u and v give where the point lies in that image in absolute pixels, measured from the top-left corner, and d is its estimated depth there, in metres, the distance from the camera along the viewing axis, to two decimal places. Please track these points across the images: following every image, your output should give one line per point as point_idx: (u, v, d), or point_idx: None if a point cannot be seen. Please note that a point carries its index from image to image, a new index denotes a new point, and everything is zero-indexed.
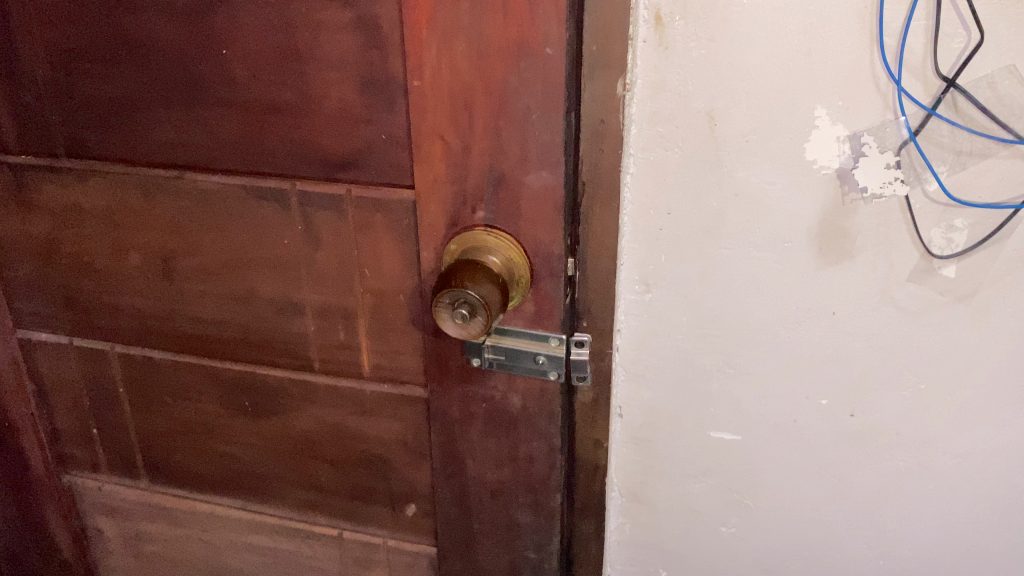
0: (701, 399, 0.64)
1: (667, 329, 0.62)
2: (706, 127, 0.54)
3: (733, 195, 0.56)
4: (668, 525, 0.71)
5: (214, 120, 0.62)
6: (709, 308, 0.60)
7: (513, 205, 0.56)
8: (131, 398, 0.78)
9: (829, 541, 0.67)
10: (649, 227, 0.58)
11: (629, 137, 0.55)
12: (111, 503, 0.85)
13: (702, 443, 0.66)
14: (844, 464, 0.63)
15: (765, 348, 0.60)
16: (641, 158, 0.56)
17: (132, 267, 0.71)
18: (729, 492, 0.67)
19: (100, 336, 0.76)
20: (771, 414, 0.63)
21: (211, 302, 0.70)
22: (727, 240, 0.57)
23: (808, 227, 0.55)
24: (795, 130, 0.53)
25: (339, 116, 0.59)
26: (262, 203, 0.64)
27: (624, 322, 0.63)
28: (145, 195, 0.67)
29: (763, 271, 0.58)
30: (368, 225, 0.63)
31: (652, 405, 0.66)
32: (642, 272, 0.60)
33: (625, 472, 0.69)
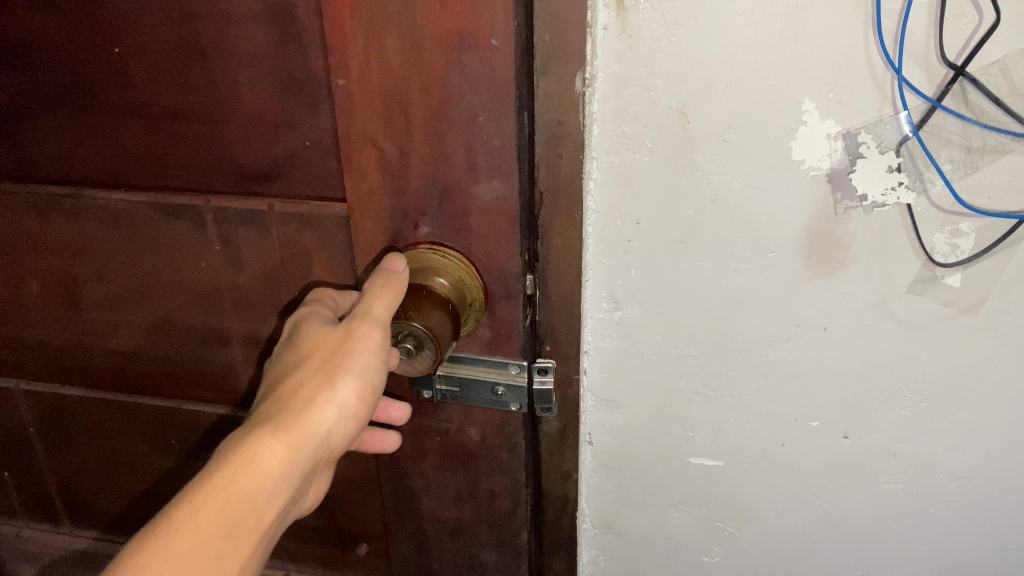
0: (679, 423, 0.58)
1: (640, 349, 0.55)
2: (677, 124, 0.47)
3: (712, 202, 0.49)
4: (645, 556, 0.66)
5: (111, 128, 0.53)
6: (685, 325, 0.54)
7: (461, 220, 0.50)
8: (43, 438, 0.69)
9: (819, 567, 0.62)
10: (616, 239, 0.52)
11: (592, 138, 0.48)
12: (31, 550, 0.77)
13: (681, 471, 0.60)
14: (837, 488, 0.58)
15: (749, 367, 0.54)
16: (606, 162, 0.49)
17: (32, 296, 0.62)
18: (711, 520, 0.62)
19: (4, 372, 0.67)
20: (755, 437, 0.57)
21: (125, 333, 0.62)
22: (705, 250, 0.51)
23: (795, 236, 0.49)
24: (780, 128, 0.46)
25: (256, 120, 0.51)
26: (173, 222, 0.56)
27: (592, 341, 0.56)
28: (38, 216, 0.58)
29: (745, 284, 0.51)
30: (297, 244, 0.55)
31: (625, 431, 0.60)
32: (610, 288, 0.54)
33: (598, 503, 0.64)
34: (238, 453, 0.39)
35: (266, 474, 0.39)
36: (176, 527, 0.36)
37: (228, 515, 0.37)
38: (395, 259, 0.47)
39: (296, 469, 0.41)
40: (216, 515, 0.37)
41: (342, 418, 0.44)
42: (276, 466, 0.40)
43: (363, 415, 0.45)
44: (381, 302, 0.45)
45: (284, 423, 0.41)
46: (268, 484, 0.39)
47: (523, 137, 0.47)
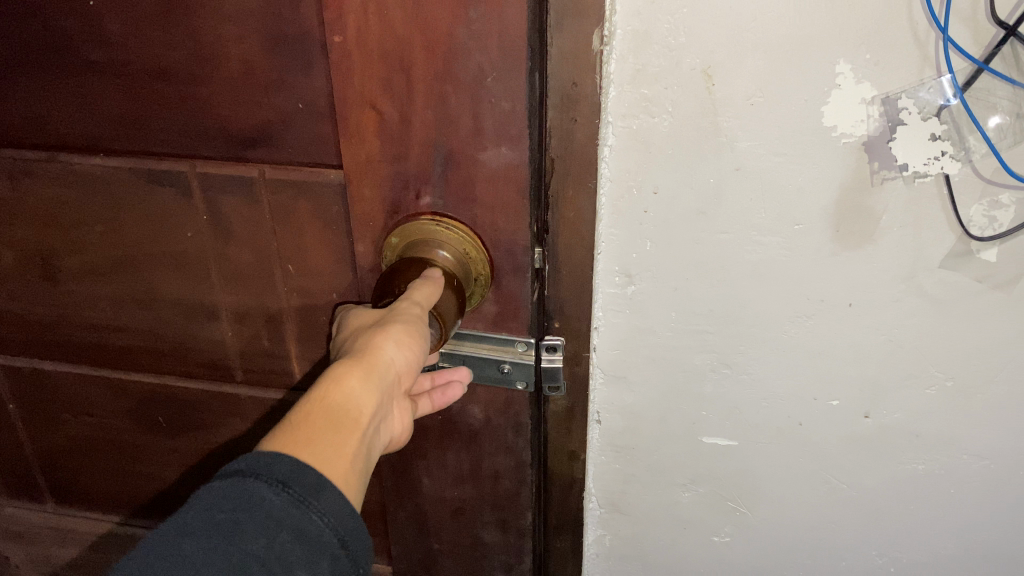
0: (693, 402, 0.56)
1: (653, 325, 0.53)
2: (701, 86, 0.43)
3: (735, 170, 0.46)
4: (652, 535, 0.64)
5: (88, 89, 0.50)
6: (702, 300, 0.51)
7: (466, 189, 0.47)
8: (24, 415, 0.66)
9: (833, 546, 0.61)
10: (631, 209, 0.48)
11: (608, 101, 0.45)
12: (14, 529, 0.74)
13: (693, 449, 0.58)
14: (855, 468, 0.56)
15: (767, 344, 0.52)
16: (622, 127, 0.46)
17: (7, 268, 0.58)
18: (723, 500, 0.60)
19: None
20: (772, 416, 0.55)
21: (107, 307, 0.58)
22: (727, 222, 0.48)
23: (823, 207, 0.46)
24: (811, 92, 0.42)
25: (244, 80, 0.47)
26: (157, 188, 0.52)
27: (603, 317, 0.53)
28: (12, 181, 0.54)
29: (768, 258, 0.48)
30: (289, 213, 0.51)
31: (634, 409, 0.57)
32: (623, 262, 0.50)
33: (604, 483, 0.61)
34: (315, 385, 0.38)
35: (347, 403, 0.39)
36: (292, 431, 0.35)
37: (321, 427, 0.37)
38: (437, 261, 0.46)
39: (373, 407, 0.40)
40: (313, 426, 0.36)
41: (403, 359, 0.42)
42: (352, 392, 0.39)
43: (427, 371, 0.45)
44: (425, 289, 0.44)
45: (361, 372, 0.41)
46: (349, 406, 0.39)
47: (534, 99, 0.44)
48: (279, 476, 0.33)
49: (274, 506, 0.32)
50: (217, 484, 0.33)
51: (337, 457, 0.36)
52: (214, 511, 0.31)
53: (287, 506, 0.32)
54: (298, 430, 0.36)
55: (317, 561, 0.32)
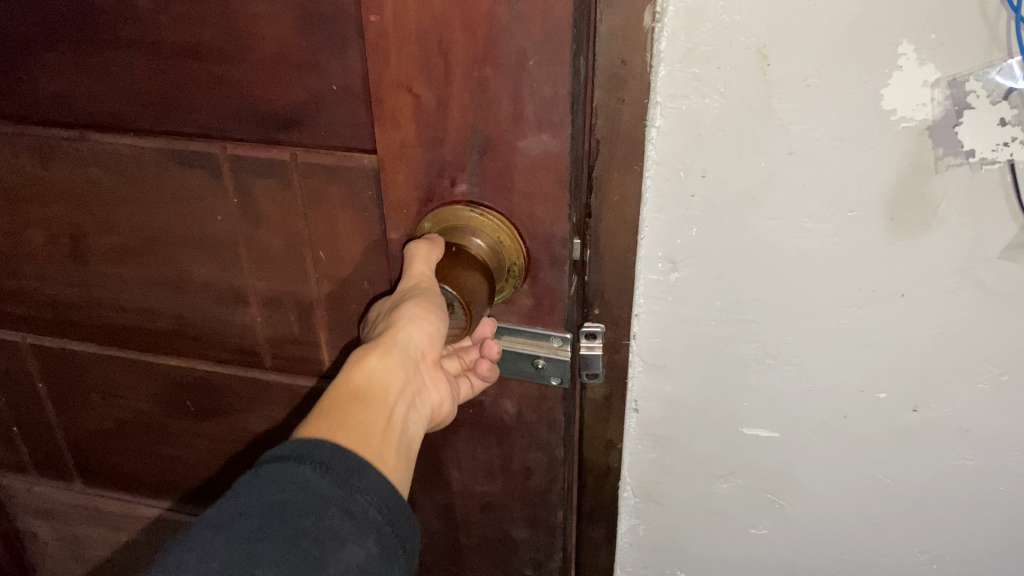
0: (735, 394, 0.54)
1: (696, 314, 0.51)
2: (755, 66, 0.41)
3: (787, 155, 0.43)
4: (687, 527, 0.62)
5: (118, 66, 0.48)
6: (749, 289, 0.49)
7: (503, 178, 0.45)
8: (53, 395, 0.65)
9: (873, 541, 0.59)
10: (677, 195, 0.46)
11: (656, 81, 0.42)
12: (43, 506, 0.74)
13: (733, 441, 0.56)
14: (900, 463, 0.54)
15: (814, 333, 0.50)
16: (671, 108, 0.43)
17: (36, 247, 0.57)
18: (761, 492, 0.58)
19: (7, 325, 0.63)
20: (816, 409, 0.53)
21: (136, 288, 0.57)
22: (777, 209, 0.45)
23: (878, 195, 0.44)
24: (873, 73, 0.40)
25: (277, 61, 0.46)
26: (188, 170, 0.51)
27: (644, 304, 0.51)
28: (41, 159, 0.53)
29: (818, 246, 0.46)
30: (321, 198, 0.50)
31: (673, 399, 0.55)
32: (667, 248, 0.48)
33: (640, 471, 0.60)
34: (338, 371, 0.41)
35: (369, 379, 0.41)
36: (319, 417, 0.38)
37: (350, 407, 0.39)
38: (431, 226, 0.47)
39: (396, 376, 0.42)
40: (343, 405, 0.39)
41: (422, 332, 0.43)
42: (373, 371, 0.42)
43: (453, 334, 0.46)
44: (422, 259, 0.45)
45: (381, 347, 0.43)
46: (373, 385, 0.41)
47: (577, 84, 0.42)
48: (319, 459, 0.34)
49: (319, 484, 0.33)
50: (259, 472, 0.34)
51: (371, 427, 0.39)
52: (261, 494, 0.32)
53: (330, 485, 0.33)
54: (330, 410, 0.38)
55: (366, 536, 0.33)
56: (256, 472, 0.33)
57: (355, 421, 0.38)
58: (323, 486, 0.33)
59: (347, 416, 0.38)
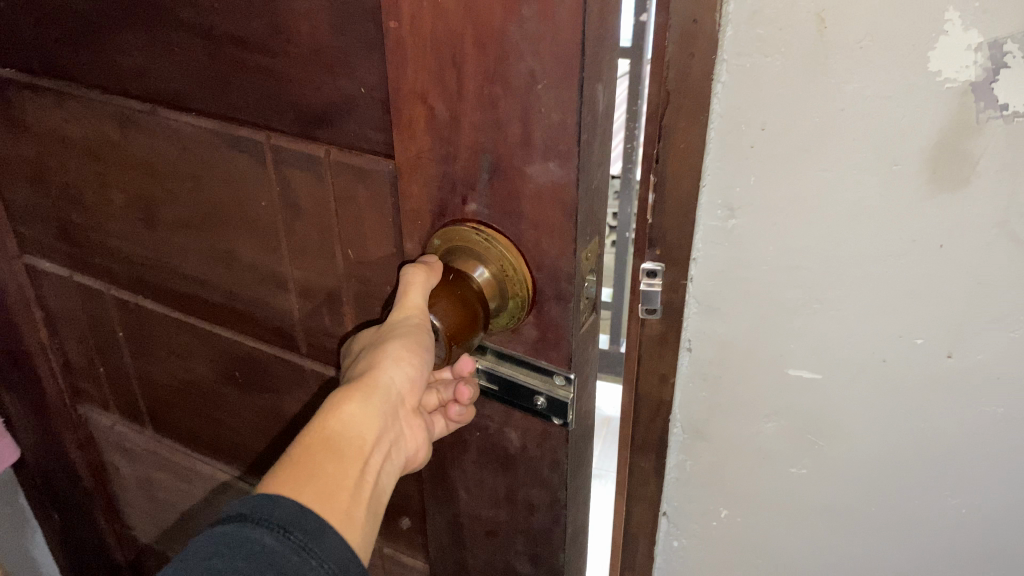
0: (780, 333, 0.51)
1: (753, 260, 0.49)
2: (812, 32, 0.40)
3: (841, 111, 0.42)
4: (728, 467, 0.59)
5: (181, 48, 0.50)
6: (802, 236, 0.47)
7: (511, 202, 0.43)
8: (130, 345, 0.70)
9: (913, 494, 0.55)
10: (735, 143, 0.45)
11: (725, 41, 0.42)
12: (122, 444, 0.79)
13: (777, 382, 0.53)
14: (939, 407, 0.50)
15: (857, 284, 0.47)
16: (736, 65, 0.43)
17: (117, 208, 0.62)
18: (803, 433, 0.55)
19: (96, 275, 0.68)
20: (856, 352, 0.50)
21: (196, 260, 0.60)
22: (830, 161, 0.44)
23: (923, 145, 0.42)
24: (917, 37, 0.39)
25: (313, 58, 0.46)
26: (237, 154, 0.53)
27: (702, 249, 0.50)
28: (121, 126, 0.57)
29: (868, 197, 0.44)
30: (350, 198, 0.50)
31: (723, 342, 0.53)
32: (724, 194, 0.47)
33: (688, 410, 0.57)
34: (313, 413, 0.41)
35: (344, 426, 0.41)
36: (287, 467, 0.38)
37: (321, 457, 0.39)
38: (429, 256, 0.46)
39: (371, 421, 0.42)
40: (314, 454, 0.39)
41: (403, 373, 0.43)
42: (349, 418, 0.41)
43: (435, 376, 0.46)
44: (416, 288, 0.44)
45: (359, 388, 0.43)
46: (348, 433, 0.41)
47: (589, 114, 0.39)
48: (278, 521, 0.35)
49: (276, 550, 0.34)
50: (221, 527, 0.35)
51: (342, 483, 0.39)
52: (215, 558, 0.33)
53: (289, 551, 0.34)
54: (300, 461, 0.38)
55: None
56: (217, 530, 0.35)
57: (325, 474, 0.38)
58: (280, 551, 0.34)
59: (317, 468, 0.38)
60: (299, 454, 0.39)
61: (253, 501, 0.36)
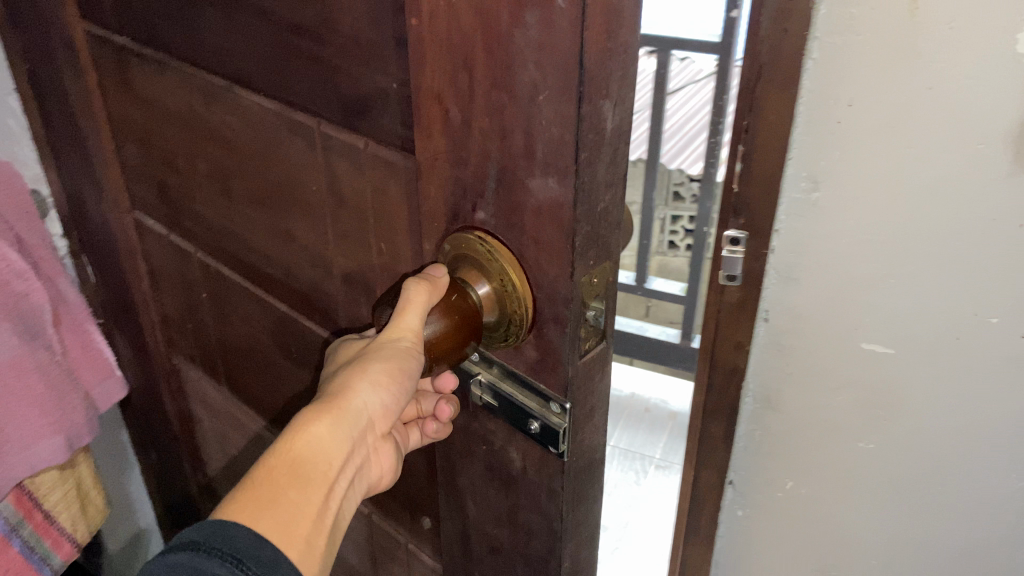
0: (854, 310, 0.70)
1: (835, 229, 0.68)
2: (905, 13, 0.57)
3: (927, 90, 0.59)
4: (802, 432, 0.79)
5: (251, 30, 0.52)
6: (882, 208, 0.64)
7: (515, 214, 0.41)
8: (212, 307, 0.74)
9: (966, 460, 0.71)
10: (827, 120, 0.64)
11: (818, 22, 0.61)
12: (206, 398, 0.84)
13: (852, 353, 0.72)
14: (1004, 382, 0.66)
15: (926, 254, 0.64)
16: (827, 46, 0.61)
17: (202, 177, 0.65)
18: (873, 403, 0.73)
19: (187, 238, 0.72)
20: (922, 329, 0.67)
21: (261, 235, 0.62)
22: (917, 139, 0.61)
23: (998, 124, 0.58)
24: (993, 23, 0.55)
25: (354, 49, 0.46)
26: (293, 137, 0.54)
27: (785, 220, 0.70)
28: (206, 100, 0.60)
29: (947, 171, 0.61)
30: (383, 191, 0.49)
31: (802, 308, 0.73)
32: (811, 171, 0.66)
33: (765, 378, 0.78)
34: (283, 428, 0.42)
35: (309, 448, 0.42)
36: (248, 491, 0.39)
37: (284, 481, 0.40)
38: (439, 266, 0.43)
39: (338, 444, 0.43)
40: (278, 479, 0.40)
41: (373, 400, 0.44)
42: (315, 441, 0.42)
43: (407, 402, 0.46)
44: (413, 316, 0.42)
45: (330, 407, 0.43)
46: (313, 456, 0.42)
47: (592, 131, 0.37)
48: (232, 548, 0.36)
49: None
50: (172, 554, 0.36)
51: (303, 510, 0.40)
52: None
53: None
54: (262, 486, 0.39)
55: None
56: (160, 559, 0.36)
57: (285, 502, 0.39)
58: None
59: (279, 496, 0.39)
60: (263, 478, 0.40)
61: (208, 527, 0.37)
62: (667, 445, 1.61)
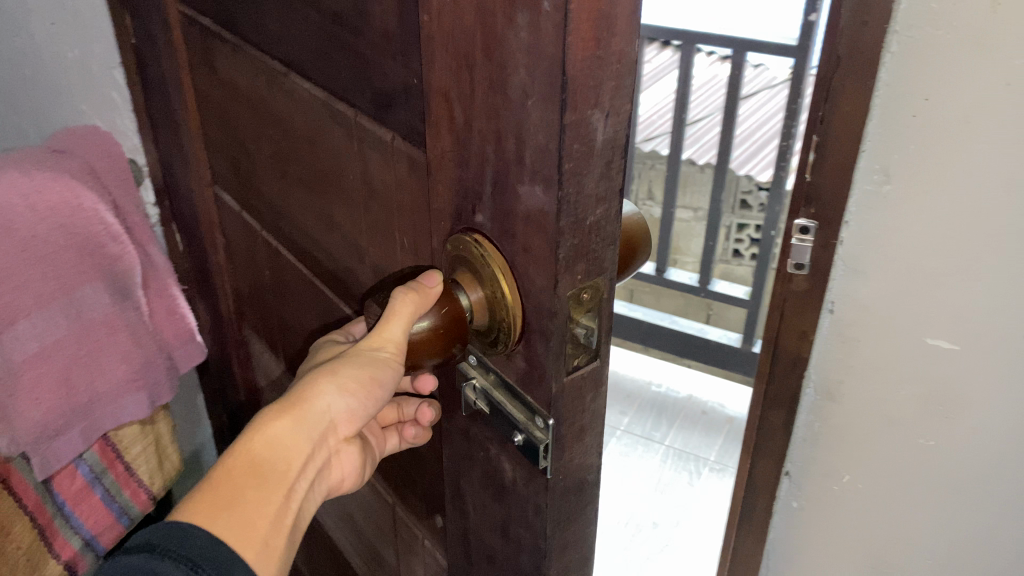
0: (919, 306, 0.76)
1: (901, 226, 0.74)
2: (988, 9, 0.64)
3: (1004, 87, 0.65)
4: (860, 422, 0.85)
5: (305, 19, 0.54)
6: (949, 211, 0.71)
7: (508, 220, 0.40)
8: (271, 286, 0.76)
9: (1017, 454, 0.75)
10: (905, 111, 0.71)
11: (900, 13, 0.68)
12: (267, 373, 0.87)
13: (916, 344, 0.77)
14: None
15: (984, 257, 0.70)
16: (905, 38, 0.69)
17: (265, 159, 0.67)
18: (933, 399, 0.78)
19: (253, 217, 0.74)
20: (980, 327, 0.73)
21: (308, 220, 0.64)
22: (986, 136, 0.67)
23: None
24: None
25: (383, 43, 0.46)
26: (335, 126, 0.55)
27: (855, 213, 0.76)
28: (269, 84, 0.62)
29: (1011, 168, 0.67)
30: (404, 187, 0.49)
31: (866, 300, 0.79)
32: (884, 163, 0.73)
33: (827, 367, 0.85)
34: (247, 425, 0.43)
35: (269, 450, 0.43)
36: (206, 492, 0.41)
37: (242, 484, 0.42)
38: (435, 276, 0.43)
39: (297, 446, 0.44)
40: (240, 477, 0.42)
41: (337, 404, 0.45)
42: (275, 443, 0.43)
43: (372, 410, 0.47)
44: (395, 329, 0.42)
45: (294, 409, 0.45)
46: (272, 458, 0.43)
47: (578, 140, 0.35)
48: (184, 550, 0.38)
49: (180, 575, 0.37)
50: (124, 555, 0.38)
51: (258, 514, 0.42)
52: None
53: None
54: (221, 489, 0.41)
55: None
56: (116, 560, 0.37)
57: (245, 501, 0.41)
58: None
59: (238, 497, 0.41)
60: (225, 475, 0.42)
61: (162, 529, 0.39)
62: (722, 449, 1.62)
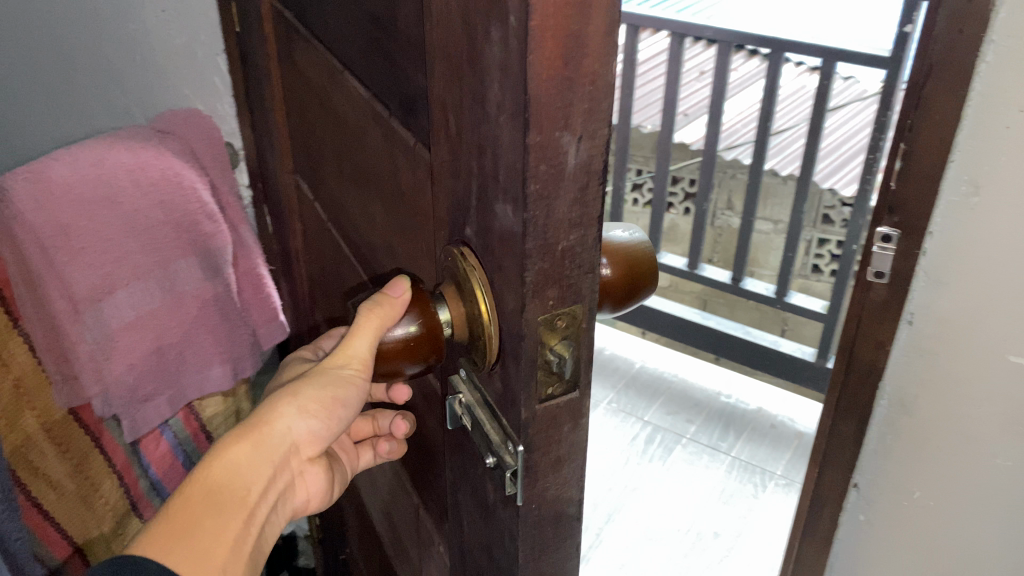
0: (1000, 322, 0.77)
1: (985, 241, 0.75)
2: None
3: None
4: (934, 435, 0.86)
5: (356, 19, 0.55)
6: None
7: (487, 235, 0.38)
8: (331, 276, 0.78)
9: None
10: (997, 124, 0.71)
11: (996, 23, 0.69)
12: None
13: (994, 360, 0.78)
14: None
15: None
16: (1001, 48, 0.69)
17: (327, 153, 0.69)
18: (1009, 418, 0.79)
19: (320, 208, 0.76)
20: None
21: (356, 216, 0.65)
22: None
23: None
24: None
25: (406, 48, 0.46)
26: (373, 126, 0.55)
27: (939, 224, 0.78)
28: (331, 80, 0.64)
29: None
30: (419, 193, 0.49)
31: (944, 312, 0.81)
32: (971, 175, 0.74)
33: (902, 376, 0.86)
34: (206, 451, 0.44)
35: (228, 473, 0.44)
36: (162, 519, 0.41)
37: (200, 510, 0.42)
38: (401, 283, 0.43)
39: (257, 466, 0.45)
40: (197, 506, 0.42)
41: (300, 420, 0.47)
42: (235, 467, 0.44)
43: (336, 430, 0.48)
44: (361, 339, 0.43)
45: (254, 431, 0.46)
46: (232, 481, 0.44)
47: (548, 160, 0.34)
48: None
49: None
50: None
51: (219, 538, 0.42)
52: None
53: None
54: (179, 515, 0.41)
55: None
56: None
57: (203, 528, 0.41)
58: None
59: (195, 522, 0.41)
60: (182, 505, 0.42)
61: (117, 565, 0.38)
62: (790, 463, 1.56)
